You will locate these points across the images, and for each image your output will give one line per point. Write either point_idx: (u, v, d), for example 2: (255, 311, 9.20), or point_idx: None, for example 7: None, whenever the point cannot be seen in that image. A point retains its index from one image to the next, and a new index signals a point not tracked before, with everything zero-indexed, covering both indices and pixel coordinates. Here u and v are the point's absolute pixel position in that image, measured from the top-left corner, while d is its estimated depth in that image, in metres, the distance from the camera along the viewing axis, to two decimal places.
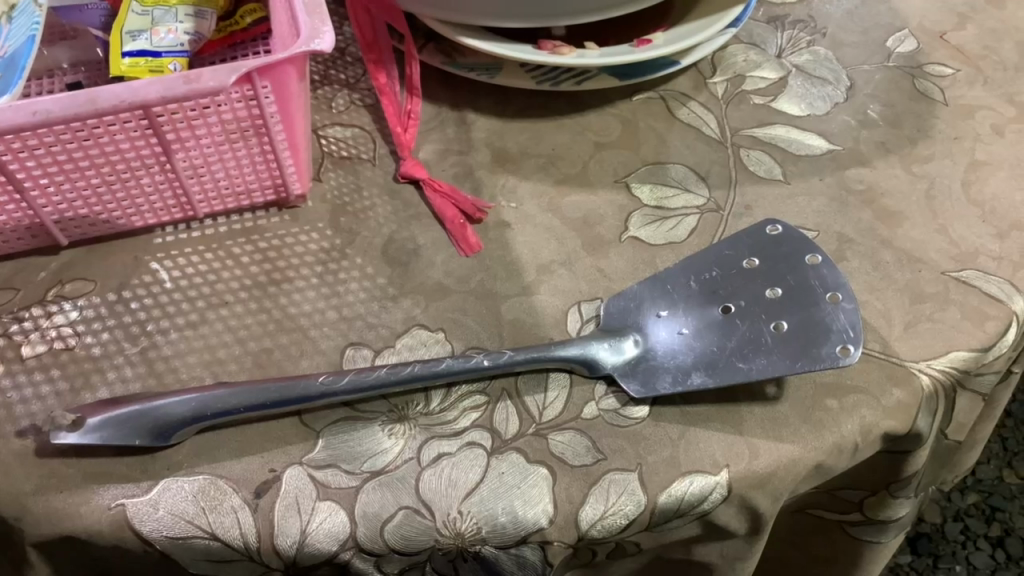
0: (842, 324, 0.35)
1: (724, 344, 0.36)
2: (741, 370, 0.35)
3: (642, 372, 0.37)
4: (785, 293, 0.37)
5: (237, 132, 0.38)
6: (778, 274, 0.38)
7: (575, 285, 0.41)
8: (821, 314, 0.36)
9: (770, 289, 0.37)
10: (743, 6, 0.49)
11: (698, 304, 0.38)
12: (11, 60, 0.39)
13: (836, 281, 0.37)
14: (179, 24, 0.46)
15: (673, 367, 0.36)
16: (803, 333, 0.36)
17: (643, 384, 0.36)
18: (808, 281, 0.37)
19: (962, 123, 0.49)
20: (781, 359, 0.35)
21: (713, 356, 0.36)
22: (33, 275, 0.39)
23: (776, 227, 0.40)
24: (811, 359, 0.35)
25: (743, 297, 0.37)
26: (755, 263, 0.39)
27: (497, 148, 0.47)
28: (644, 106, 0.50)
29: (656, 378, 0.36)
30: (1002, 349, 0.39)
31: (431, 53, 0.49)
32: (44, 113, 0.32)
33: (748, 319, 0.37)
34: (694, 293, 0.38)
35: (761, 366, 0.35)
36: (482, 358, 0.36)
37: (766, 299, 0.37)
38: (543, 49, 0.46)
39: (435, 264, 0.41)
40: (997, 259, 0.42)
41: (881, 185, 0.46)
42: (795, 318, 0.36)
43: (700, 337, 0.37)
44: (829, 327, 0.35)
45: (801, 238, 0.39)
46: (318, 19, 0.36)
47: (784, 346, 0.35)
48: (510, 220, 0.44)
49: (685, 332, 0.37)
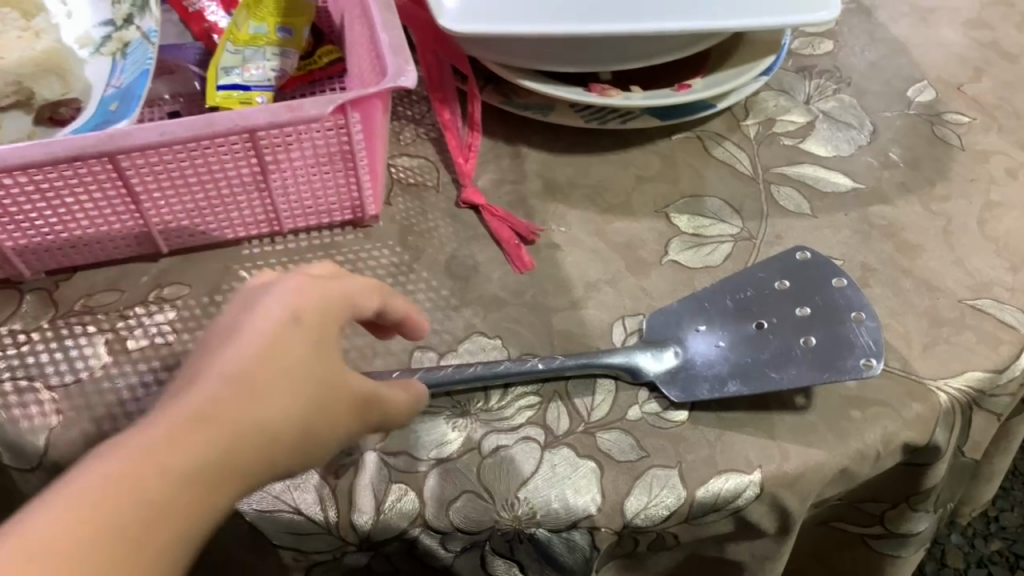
0: (866, 340, 0.40)
1: (758, 355, 0.40)
2: (773, 379, 0.39)
3: (682, 379, 0.40)
4: (814, 311, 0.41)
5: (325, 156, 0.43)
6: (807, 295, 0.42)
7: (620, 302, 0.45)
8: (846, 331, 0.40)
9: (799, 307, 0.41)
10: (776, 56, 0.53)
11: (733, 319, 0.42)
12: (127, 91, 0.45)
13: (860, 302, 0.41)
14: (267, 62, 0.51)
15: (711, 375, 0.40)
16: (831, 347, 0.40)
17: (683, 390, 0.40)
18: (835, 301, 0.41)
19: (978, 167, 0.53)
20: (811, 369, 0.39)
21: (748, 365, 0.40)
22: (135, 279, 0.44)
23: (804, 254, 0.44)
24: (838, 370, 0.39)
25: (775, 314, 0.41)
26: (785, 284, 0.43)
27: (548, 179, 0.52)
28: (682, 144, 0.54)
29: (695, 385, 0.40)
30: (1014, 372, 0.43)
31: (490, 92, 0.53)
32: (168, 133, 0.37)
33: (780, 334, 0.40)
34: (729, 310, 0.42)
35: (791, 376, 0.39)
36: (541, 363, 0.40)
37: (796, 316, 0.41)
38: (593, 92, 0.51)
39: (492, 279, 0.46)
40: (1010, 289, 0.46)
41: (903, 220, 0.50)
42: (823, 335, 0.40)
43: (736, 348, 0.41)
44: (853, 343, 0.40)
45: (830, 265, 0.43)
46: (403, 60, 0.41)
47: (812, 357, 0.39)
48: (560, 242, 0.48)
49: (721, 344, 0.41)
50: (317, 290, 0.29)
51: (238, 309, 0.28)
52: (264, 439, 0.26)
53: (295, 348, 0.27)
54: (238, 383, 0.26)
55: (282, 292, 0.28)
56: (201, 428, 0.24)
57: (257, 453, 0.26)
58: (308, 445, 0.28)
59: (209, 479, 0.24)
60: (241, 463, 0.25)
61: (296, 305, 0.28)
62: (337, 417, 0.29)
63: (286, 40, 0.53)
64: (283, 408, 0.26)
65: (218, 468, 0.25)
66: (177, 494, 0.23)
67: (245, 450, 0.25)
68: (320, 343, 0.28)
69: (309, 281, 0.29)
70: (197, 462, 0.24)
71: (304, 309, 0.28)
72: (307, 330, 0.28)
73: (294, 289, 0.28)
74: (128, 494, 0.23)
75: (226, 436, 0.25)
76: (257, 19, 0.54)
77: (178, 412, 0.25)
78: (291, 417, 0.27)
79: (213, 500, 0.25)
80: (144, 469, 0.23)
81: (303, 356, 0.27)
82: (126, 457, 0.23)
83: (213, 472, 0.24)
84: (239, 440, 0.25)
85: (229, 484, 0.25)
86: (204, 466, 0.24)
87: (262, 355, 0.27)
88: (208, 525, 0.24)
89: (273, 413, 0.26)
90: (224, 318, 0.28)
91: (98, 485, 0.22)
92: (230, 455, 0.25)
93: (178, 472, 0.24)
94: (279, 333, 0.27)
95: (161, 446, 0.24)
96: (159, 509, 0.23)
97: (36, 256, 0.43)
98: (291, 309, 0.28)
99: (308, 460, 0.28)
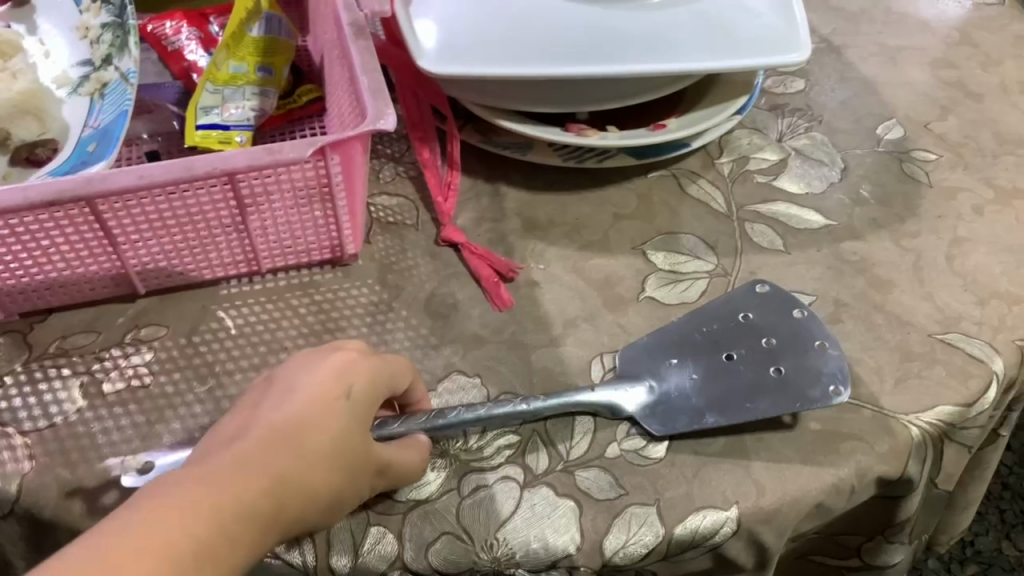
0: (832, 369, 0.41)
1: (733, 387, 0.41)
2: (749, 410, 0.40)
3: (661, 413, 0.41)
4: (780, 342, 0.42)
5: (305, 197, 0.43)
6: (771, 326, 0.43)
7: (598, 339, 0.46)
8: (811, 359, 0.42)
9: (765, 338, 0.42)
10: (748, 96, 0.55)
11: (705, 351, 0.42)
12: (106, 132, 0.46)
13: (819, 330, 0.43)
14: (245, 102, 0.52)
15: (690, 408, 0.40)
16: (800, 377, 0.41)
17: (663, 424, 0.40)
18: (798, 332, 0.43)
19: (946, 203, 0.54)
20: (786, 398, 0.40)
21: (724, 397, 0.40)
22: (112, 320, 0.44)
23: (763, 287, 0.45)
24: (811, 399, 0.40)
25: (743, 346, 0.42)
26: (749, 316, 0.44)
27: (526, 216, 0.52)
28: (658, 182, 0.55)
29: (675, 418, 0.40)
30: (983, 405, 0.44)
31: (470, 131, 0.54)
32: (148, 177, 0.37)
33: (751, 364, 0.41)
34: (699, 342, 0.43)
35: (766, 405, 0.40)
36: (523, 405, 0.40)
37: (764, 347, 0.42)
38: (571, 132, 0.51)
39: (471, 316, 0.46)
40: (979, 324, 0.47)
41: (874, 256, 0.51)
42: (792, 364, 0.41)
43: (710, 380, 0.41)
44: (819, 371, 0.41)
45: (788, 295, 0.45)
46: (382, 103, 0.42)
47: (784, 386, 0.40)
48: (538, 280, 0.49)
49: (695, 377, 0.41)
50: (371, 369, 0.35)
51: (302, 363, 0.34)
52: (293, 501, 0.31)
53: (340, 420, 0.32)
54: (290, 446, 0.31)
55: (340, 362, 0.34)
56: (255, 482, 0.29)
57: (290, 512, 0.31)
58: (331, 505, 0.33)
59: (247, 534, 0.29)
60: (273, 522, 0.30)
61: (350, 379, 0.34)
62: (363, 484, 0.34)
63: (266, 80, 0.53)
64: (321, 477, 0.31)
65: (253, 525, 0.29)
66: (210, 551, 0.27)
67: (280, 508, 0.30)
68: (366, 419, 0.34)
69: (359, 363, 0.34)
70: (231, 521, 0.28)
71: (358, 387, 0.34)
72: (356, 407, 0.33)
73: (348, 366, 0.34)
74: (174, 543, 0.26)
75: (272, 494, 0.30)
76: (237, 58, 0.54)
77: (244, 449, 0.30)
78: (322, 483, 0.32)
79: (245, 554, 0.29)
80: (192, 522, 0.27)
81: (346, 429, 0.32)
82: (183, 503, 0.27)
83: (252, 525, 0.29)
84: (281, 500, 0.30)
85: (263, 540, 0.30)
86: (245, 521, 0.29)
87: (313, 423, 0.32)
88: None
89: (305, 478, 0.31)
90: (291, 368, 0.34)
91: (154, 525, 0.26)
92: (272, 512, 0.30)
93: (220, 527, 0.28)
94: (333, 402, 0.33)
95: (210, 502, 0.28)
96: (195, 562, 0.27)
97: (12, 298, 0.43)
98: (347, 386, 0.33)
99: (320, 518, 0.33)
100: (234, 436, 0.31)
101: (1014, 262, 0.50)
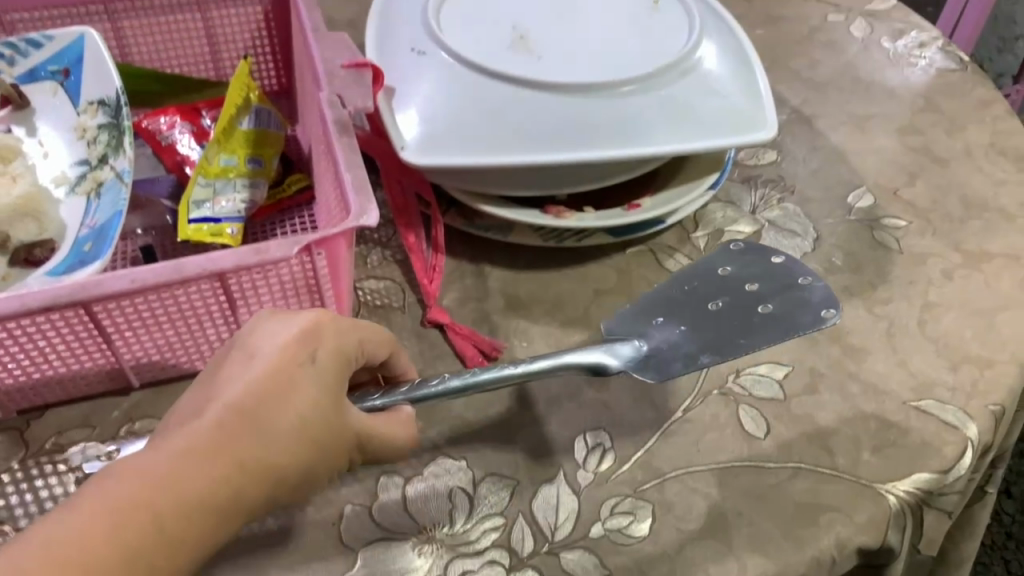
0: (819, 296, 0.43)
1: (720, 331, 0.42)
2: (742, 341, 0.41)
3: (654, 363, 0.41)
4: (763, 285, 0.44)
5: (292, 288, 0.45)
6: (752, 274, 0.45)
7: (582, 415, 0.47)
8: (799, 293, 0.43)
9: (747, 286, 0.44)
10: (718, 173, 0.57)
11: (687, 307, 0.44)
12: (102, 229, 0.49)
13: (801, 270, 0.45)
14: (236, 194, 0.54)
15: (680, 355, 0.41)
16: (789, 310, 0.42)
17: (658, 369, 0.41)
18: (780, 273, 0.45)
19: (916, 269, 0.56)
20: (777, 330, 0.41)
21: (715, 338, 0.42)
22: (107, 413, 0.45)
23: (737, 244, 0.48)
24: (804, 324, 0.41)
25: (726, 296, 0.44)
26: (729, 270, 0.46)
27: (509, 294, 0.54)
28: (636, 257, 0.57)
29: (668, 364, 0.41)
30: (960, 471, 0.45)
31: (453, 216, 0.56)
32: (139, 280, 0.39)
33: (737, 308, 0.43)
34: (683, 299, 0.45)
35: (760, 338, 0.41)
36: (510, 365, 0.40)
37: (746, 292, 0.44)
38: (549, 214, 0.54)
39: (456, 398, 0.48)
40: (951, 390, 0.48)
41: (848, 324, 0.52)
42: (777, 302, 0.43)
43: (698, 328, 0.43)
44: (807, 301, 0.43)
45: (760, 248, 0.47)
46: (365, 198, 0.44)
47: (773, 320, 0.42)
48: (521, 358, 0.50)
49: (683, 328, 0.43)
50: (336, 336, 0.36)
51: (269, 329, 0.35)
52: (259, 475, 0.32)
53: (304, 388, 0.33)
54: (251, 421, 0.32)
55: (304, 330, 0.35)
56: (216, 460, 0.31)
57: (257, 486, 0.32)
58: (303, 478, 0.34)
59: (209, 512, 0.30)
60: (233, 500, 0.31)
61: (315, 346, 0.35)
62: (337, 455, 0.35)
63: (256, 172, 0.56)
64: (287, 451, 0.32)
65: (215, 503, 0.30)
66: (167, 531, 0.29)
67: (244, 484, 0.31)
68: (334, 385, 0.35)
69: (325, 328, 0.36)
70: (180, 507, 0.29)
71: (323, 353, 0.35)
72: (321, 373, 0.34)
73: (314, 333, 0.35)
74: (127, 528, 0.28)
75: (233, 473, 0.31)
76: (229, 151, 0.56)
77: (205, 425, 0.31)
78: (289, 457, 0.33)
79: (208, 530, 0.30)
80: (146, 503, 0.29)
81: (312, 397, 0.34)
82: (142, 483, 0.29)
83: (212, 505, 0.30)
84: (244, 475, 0.31)
85: (229, 516, 0.31)
86: (205, 500, 0.30)
87: (276, 395, 0.33)
88: (191, 561, 0.30)
89: (264, 456, 0.32)
90: (258, 333, 0.35)
91: (108, 510, 0.28)
92: (235, 488, 0.31)
93: (177, 507, 0.29)
94: (295, 371, 0.34)
95: (167, 483, 0.29)
96: (149, 542, 0.29)
97: (10, 396, 0.44)
98: (310, 352, 0.34)
99: (296, 488, 0.34)
100: (198, 412, 0.32)
101: (984, 325, 0.52)
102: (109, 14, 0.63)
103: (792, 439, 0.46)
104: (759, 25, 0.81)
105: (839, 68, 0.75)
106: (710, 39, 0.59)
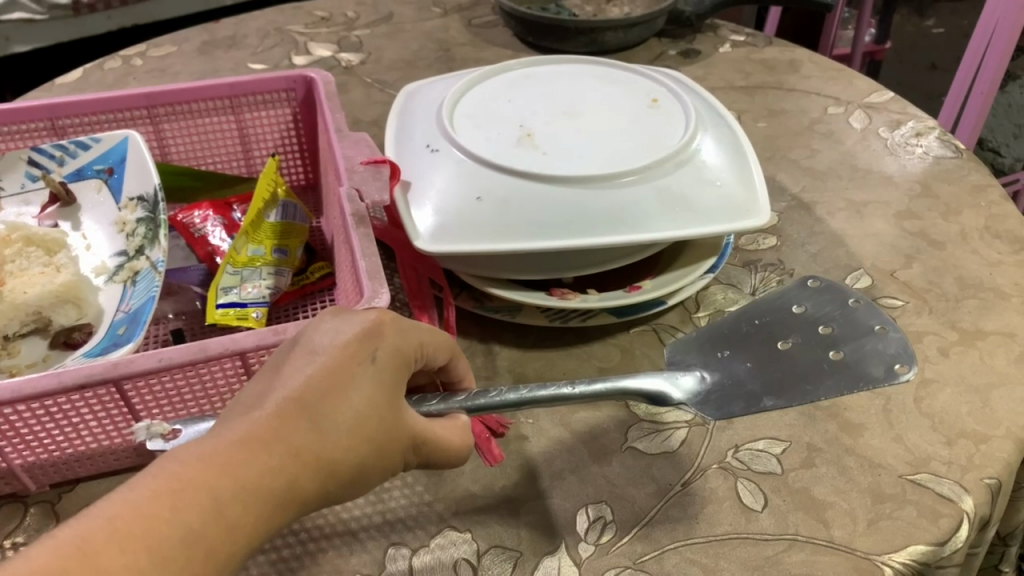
0: (893, 349, 0.48)
1: (790, 372, 0.46)
2: (810, 390, 0.45)
3: (715, 399, 0.46)
4: (836, 329, 0.49)
5: None
6: (826, 317, 0.50)
7: (583, 490, 0.49)
8: (874, 342, 0.48)
9: (821, 328, 0.49)
10: (716, 255, 0.60)
11: (759, 344, 0.49)
12: (137, 315, 0.53)
13: (880, 318, 0.50)
14: (263, 281, 0.58)
15: (744, 394, 0.46)
16: (860, 359, 0.47)
17: (719, 409, 0.45)
18: (855, 320, 0.50)
19: (913, 346, 0.57)
20: (850, 377, 0.46)
21: (785, 382, 0.46)
22: None
23: (814, 283, 0.53)
24: (874, 376, 0.46)
25: (799, 335, 0.49)
26: (801, 309, 0.51)
27: (517, 372, 0.56)
28: (639, 336, 0.59)
29: (731, 404, 0.45)
30: (957, 543, 0.45)
31: (464, 298, 0.60)
32: (167, 359, 0.43)
33: (812, 348, 0.48)
34: (755, 332, 0.50)
35: (828, 387, 0.45)
36: (568, 386, 0.44)
37: (820, 333, 0.49)
38: (555, 296, 0.56)
39: (464, 472, 0.50)
40: (948, 463, 0.49)
41: (844, 401, 0.54)
42: (849, 349, 0.47)
43: (764, 367, 0.47)
44: (884, 352, 0.48)
45: (837, 288, 0.52)
46: (377, 283, 0.48)
47: (844, 368, 0.46)
48: (527, 433, 0.53)
49: (749, 364, 0.48)
50: (393, 338, 0.38)
51: (331, 330, 0.38)
52: (312, 467, 0.34)
53: (360, 385, 0.36)
54: (309, 414, 0.34)
55: (364, 331, 0.38)
56: (273, 450, 0.33)
57: (311, 477, 0.34)
58: (354, 475, 0.36)
59: (267, 496, 0.32)
60: (290, 489, 0.33)
61: (374, 346, 0.37)
62: (388, 455, 0.37)
63: (281, 261, 0.60)
64: (341, 445, 0.35)
65: (272, 489, 0.32)
66: (227, 513, 0.31)
67: (300, 474, 0.33)
68: (391, 383, 0.37)
69: (385, 329, 0.38)
70: (240, 492, 0.31)
71: (381, 354, 0.37)
72: (378, 372, 0.37)
73: (372, 333, 0.38)
74: (189, 508, 0.30)
75: (291, 463, 0.33)
76: (256, 242, 0.60)
77: (266, 416, 0.34)
78: (343, 451, 0.35)
79: (263, 516, 0.32)
80: (209, 484, 0.31)
81: (369, 394, 0.36)
82: (205, 465, 0.31)
83: (269, 493, 0.32)
84: (300, 464, 0.33)
85: (285, 505, 0.33)
86: (262, 486, 0.32)
87: (335, 389, 0.35)
88: (246, 547, 0.31)
89: (321, 449, 0.34)
90: (319, 334, 0.38)
91: (174, 488, 0.30)
92: (292, 476, 0.33)
93: (238, 488, 0.31)
94: (353, 368, 0.36)
95: (230, 465, 0.31)
96: (210, 524, 0.30)
97: (45, 472, 0.47)
98: (371, 351, 0.37)
99: (346, 487, 0.36)
100: (258, 404, 0.35)
101: (979, 400, 0.53)
102: (151, 118, 0.68)
103: (789, 512, 0.47)
104: (761, 118, 0.86)
105: (839, 157, 0.79)
106: (706, 133, 0.62)
